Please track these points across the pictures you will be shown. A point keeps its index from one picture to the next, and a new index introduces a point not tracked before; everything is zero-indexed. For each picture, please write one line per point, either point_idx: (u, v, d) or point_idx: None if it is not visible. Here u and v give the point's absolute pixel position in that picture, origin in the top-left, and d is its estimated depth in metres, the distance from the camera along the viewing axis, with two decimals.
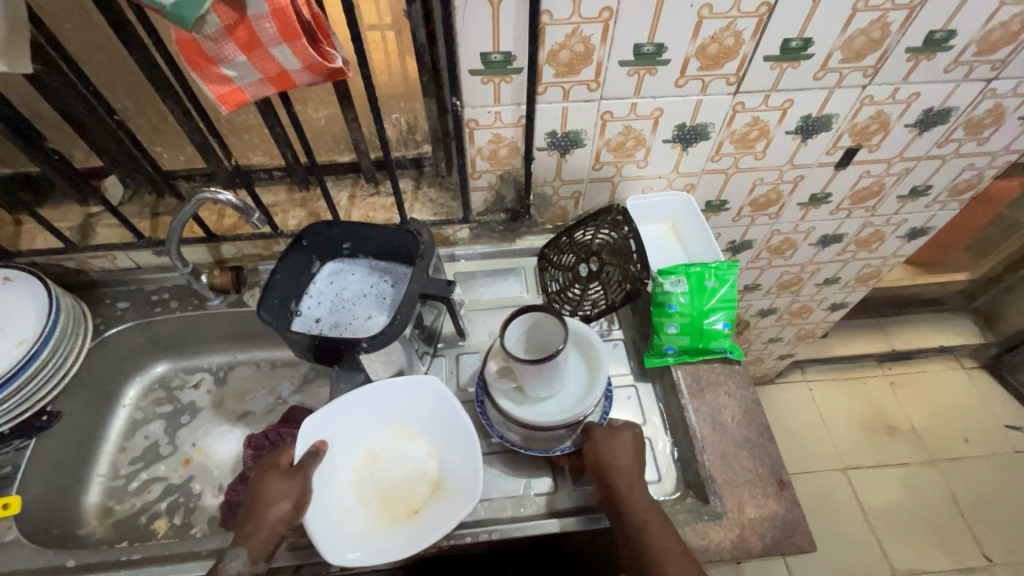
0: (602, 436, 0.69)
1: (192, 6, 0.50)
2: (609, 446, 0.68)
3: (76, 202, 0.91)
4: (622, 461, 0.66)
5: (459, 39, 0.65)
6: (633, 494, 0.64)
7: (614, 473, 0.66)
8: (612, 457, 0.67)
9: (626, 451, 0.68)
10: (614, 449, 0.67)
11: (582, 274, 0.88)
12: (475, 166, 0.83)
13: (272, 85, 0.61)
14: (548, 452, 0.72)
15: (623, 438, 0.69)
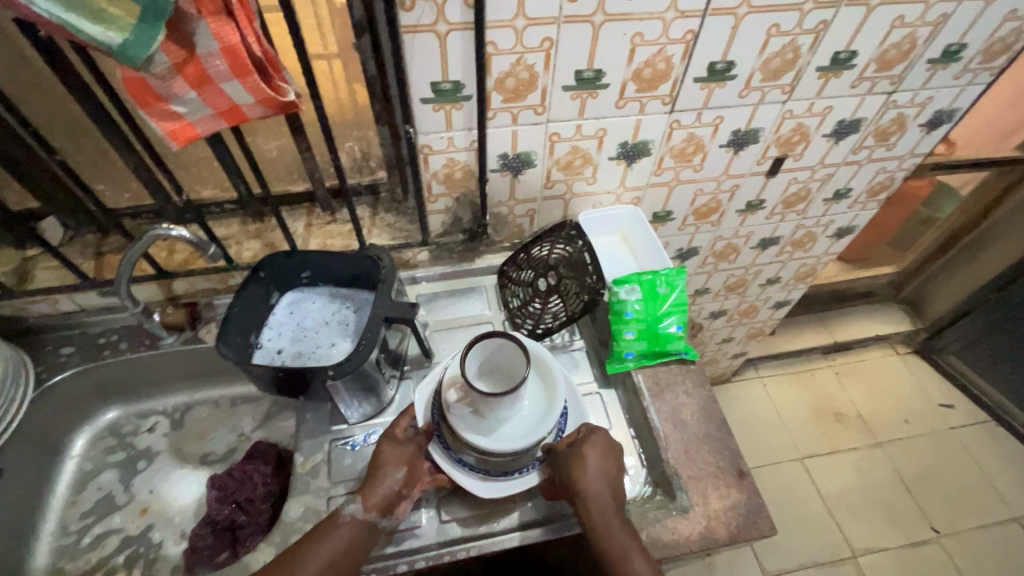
0: (573, 453, 0.68)
1: (140, 48, 0.50)
2: (582, 467, 0.67)
3: (11, 245, 0.87)
4: (595, 483, 0.66)
5: (409, 71, 0.67)
6: (603, 512, 0.66)
7: (585, 494, 0.66)
8: (585, 480, 0.66)
9: (598, 469, 0.68)
10: (587, 469, 0.67)
11: (541, 288, 0.91)
12: (431, 190, 0.85)
13: (223, 120, 0.62)
14: (510, 474, 0.71)
15: (595, 454, 0.68)
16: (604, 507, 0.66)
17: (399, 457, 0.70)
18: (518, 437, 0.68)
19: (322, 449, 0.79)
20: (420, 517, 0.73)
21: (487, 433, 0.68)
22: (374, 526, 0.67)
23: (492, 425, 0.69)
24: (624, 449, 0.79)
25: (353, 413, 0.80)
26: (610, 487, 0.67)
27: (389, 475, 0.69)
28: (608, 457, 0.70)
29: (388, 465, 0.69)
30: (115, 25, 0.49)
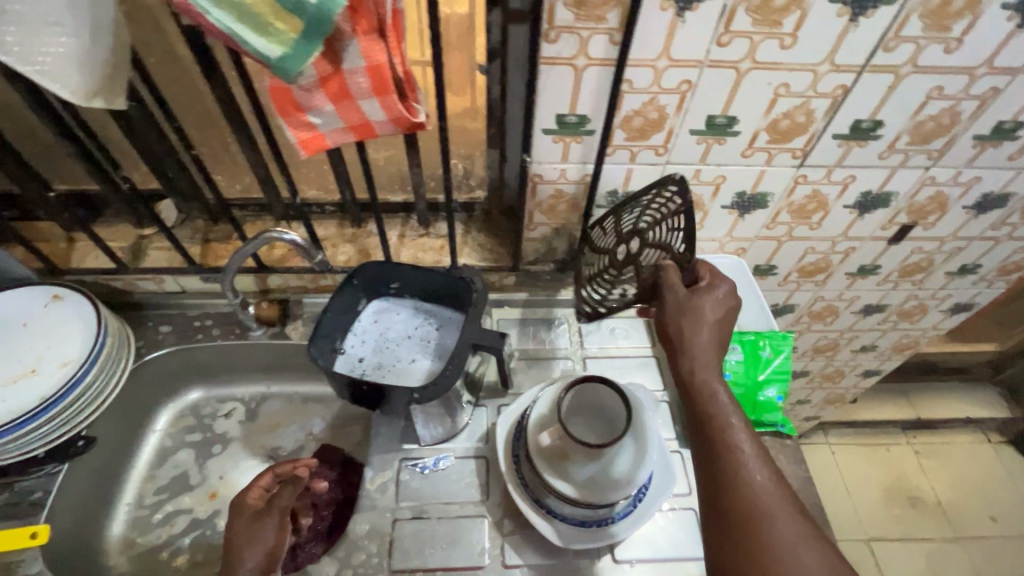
0: (688, 302, 0.67)
1: (296, 61, 0.51)
2: (689, 321, 0.67)
3: (130, 223, 0.92)
4: (705, 340, 0.66)
5: (539, 101, 0.65)
6: (708, 369, 0.64)
7: (694, 347, 0.65)
8: (693, 334, 0.66)
9: (707, 328, 0.66)
10: (696, 328, 0.66)
11: (618, 257, 0.78)
12: (532, 218, 0.83)
13: (353, 134, 0.62)
14: (585, 526, 0.69)
15: (713, 304, 0.68)
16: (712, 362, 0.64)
17: (258, 533, 0.66)
18: (604, 492, 0.66)
19: (391, 467, 0.78)
20: (482, 556, 0.71)
21: (572, 481, 0.67)
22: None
23: (578, 474, 0.67)
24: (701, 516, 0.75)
25: (425, 434, 0.79)
26: (718, 348, 0.66)
27: (243, 565, 0.63)
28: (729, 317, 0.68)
29: (246, 546, 0.64)
30: (276, 38, 0.50)
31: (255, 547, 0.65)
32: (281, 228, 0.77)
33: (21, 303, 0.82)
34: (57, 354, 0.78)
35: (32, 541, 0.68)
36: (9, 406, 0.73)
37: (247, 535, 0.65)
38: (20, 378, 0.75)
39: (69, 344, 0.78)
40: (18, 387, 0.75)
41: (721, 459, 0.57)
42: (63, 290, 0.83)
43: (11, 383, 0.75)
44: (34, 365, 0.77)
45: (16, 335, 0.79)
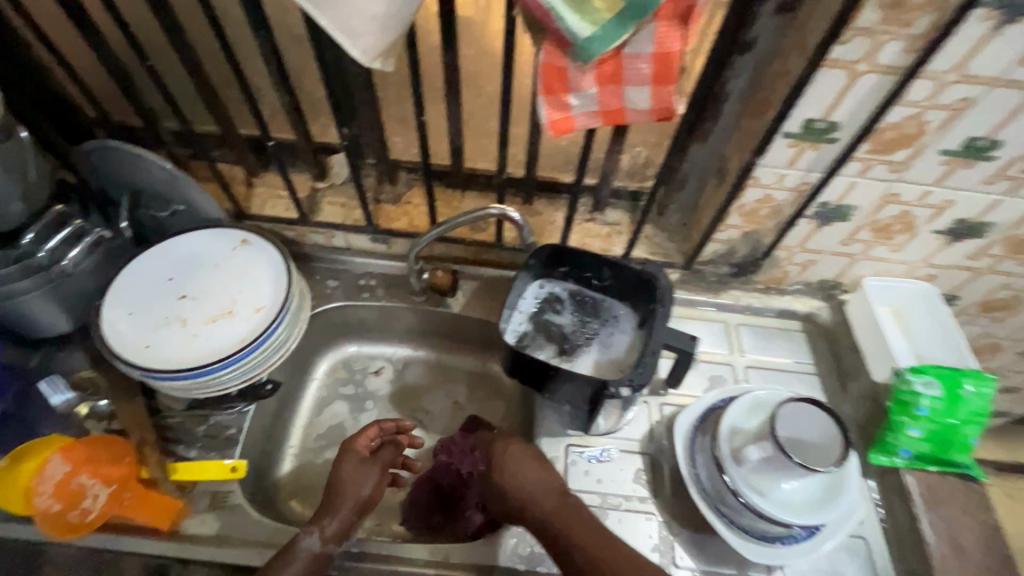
0: (501, 451, 0.72)
1: (602, 42, 0.49)
2: (513, 465, 0.70)
3: (307, 174, 0.93)
4: (518, 481, 0.69)
5: (796, 104, 0.62)
6: (545, 513, 0.66)
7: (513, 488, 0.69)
8: (519, 475, 0.70)
9: (532, 468, 0.70)
10: (526, 468, 0.70)
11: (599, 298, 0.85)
12: (727, 219, 0.80)
13: (602, 119, 0.59)
14: (770, 544, 0.68)
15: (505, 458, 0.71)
16: (542, 504, 0.66)
17: (362, 478, 0.71)
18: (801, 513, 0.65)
19: (558, 451, 0.79)
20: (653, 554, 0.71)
21: (768, 497, 0.66)
22: (331, 551, 0.65)
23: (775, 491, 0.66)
24: (874, 546, 0.73)
25: (596, 424, 0.78)
26: (534, 466, 0.70)
27: (343, 501, 0.68)
28: (535, 454, 0.72)
29: (352, 484, 0.69)
30: (591, 17, 0.48)
31: (355, 489, 0.69)
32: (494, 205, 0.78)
33: (211, 241, 0.82)
34: (251, 297, 0.79)
35: (230, 473, 0.71)
36: (212, 344, 0.75)
37: (352, 480, 0.70)
38: (219, 317, 0.77)
39: (260, 290, 0.79)
40: (217, 326, 0.76)
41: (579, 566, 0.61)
42: (251, 236, 0.83)
43: (212, 321, 0.76)
44: (231, 306, 0.78)
45: (210, 273, 0.80)
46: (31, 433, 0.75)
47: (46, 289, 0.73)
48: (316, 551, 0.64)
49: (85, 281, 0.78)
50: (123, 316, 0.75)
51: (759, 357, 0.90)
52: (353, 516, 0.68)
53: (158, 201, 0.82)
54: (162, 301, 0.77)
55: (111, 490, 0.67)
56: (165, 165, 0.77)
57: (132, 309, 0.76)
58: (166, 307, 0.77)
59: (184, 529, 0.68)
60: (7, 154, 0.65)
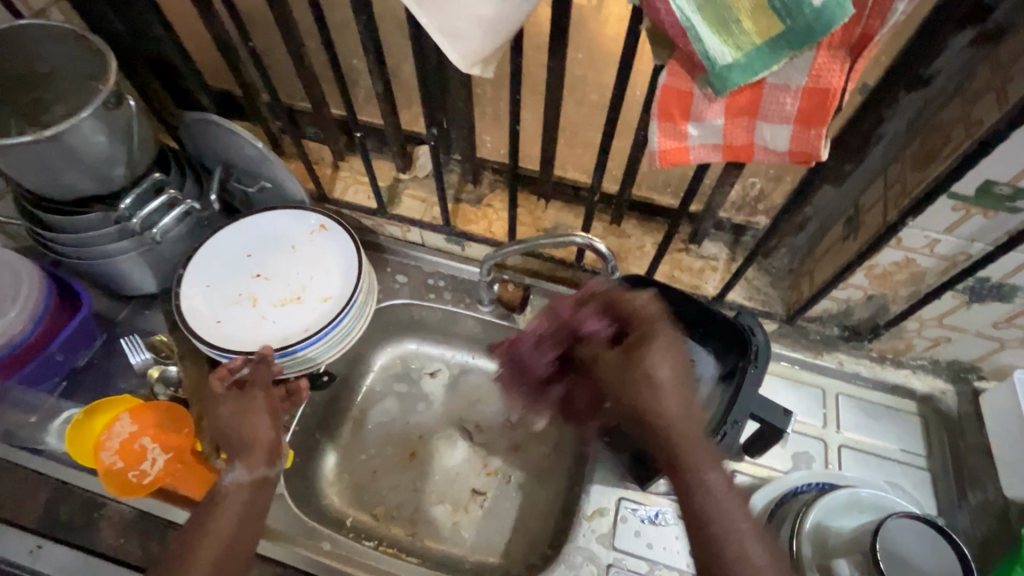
0: (642, 359, 0.60)
1: (745, 72, 0.40)
2: (653, 358, 0.60)
3: (392, 163, 0.90)
4: (672, 405, 0.58)
5: (977, 163, 0.50)
6: (666, 415, 0.58)
7: (656, 385, 0.59)
8: (661, 372, 0.59)
9: (671, 372, 0.59)
10: (660, 366, 0.59)
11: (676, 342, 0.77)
12: (850, 278, 0.68)
13: (723, 154, 0.50)
14: None
15: (657, 356, 0.61)
16: (680, 421, 0.58)
17: (251, 410, 0.65)
18: None
19: (609, 503, 0.72)
20: None
21: None
22: (267, 474, 0.63)
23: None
24: None
25: (658, 483, 0.70)
26: (681, 378, 0.60)
27: (260, 421, 0.65)
28: (683, 360, 0.61)
29: (246, 424, 0.64)
30: (735, 40, 0.39)
31: (253, 417, 0.65)
32: (580, 232, 0.72)
33: (290, 223, 0.82)
34: (320, 286, 0.78)
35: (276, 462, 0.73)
36: (277, 329, 0.75)
37: (242, 421, 0.64)
38: (286, 302, 0.77)
39: (330, 280, 0.78)
40: (284, 310, 0.76)
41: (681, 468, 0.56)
42: (328, 222, 0.81)
43: (279, 305, 0.76)
44: (300, 292, 0.77)
45: (285, 255, 0.80)
46: (109, 384, 0.79)
47: (138, 252, 0.76)
48: (261, 476, 0.63)
49: (173, 247, 0.80)
50: (201, 288, 0.77)
51: (858, 437, 0.77)
52: (273, 434, 0.65)
53: (248, 177, 0.83)
54: (238, 277, 0.78)
55: (169, 457, 0.69)
56: (256, 144, 0.77)
57: (209, 282, 0.77)
58: (240, 284, 0.78)
59: None
60: (115, 120, 0.67)
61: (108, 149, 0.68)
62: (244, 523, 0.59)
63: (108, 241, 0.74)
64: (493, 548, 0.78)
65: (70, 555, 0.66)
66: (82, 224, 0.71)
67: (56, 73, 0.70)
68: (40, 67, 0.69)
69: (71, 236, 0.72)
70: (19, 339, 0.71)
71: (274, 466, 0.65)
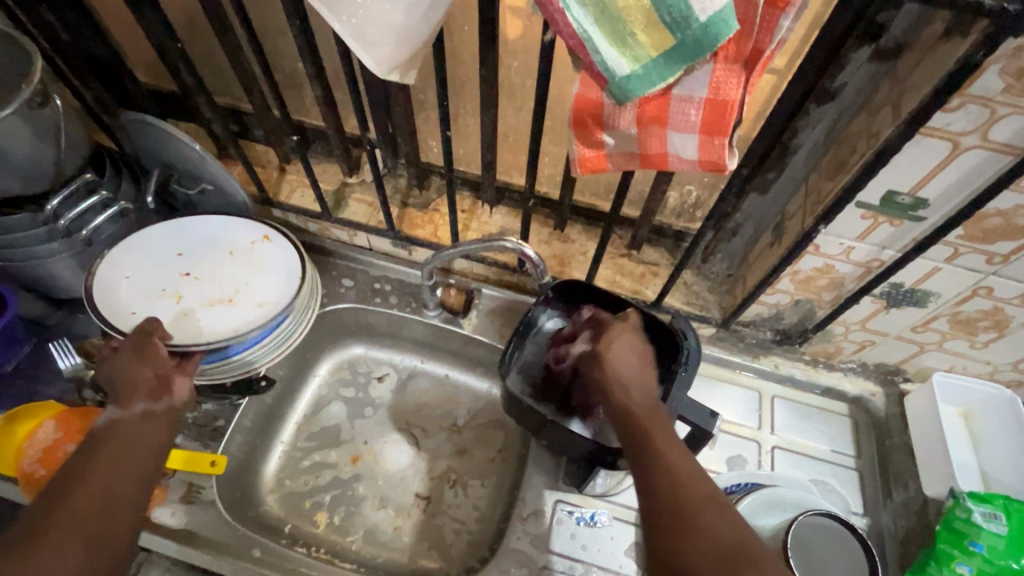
0: (604, 346, 0.64)
1: (644, 82, 0.42)
2: (608, 348, 0.64)
3: (339, 167, 0.90)
4: (628, 380, 0.60)
5: (878, 172, 0.52)
6: (632, 399, 0.58)
7: (615, 365, 0.62)
8: (623, 368, 0.61)
9: (631, 363, 0.62)
10: (626, 352, 0.63)
11: None
12: (777, 283, 0.70)
13: (640, 162, 0.51)
14: None
15: (620, 343, 0.64)
16: (637, 396, 0.59)
17: (136, 359, 0.63)
18: None
19: (546, 505, 0.73)
20: None
21: None
22: (155, 409, 0.62)
23: None
24: None
25: (593, 485, 0.71)
26: (642, 360, 0.63)
27: (141, 368, 0.63)
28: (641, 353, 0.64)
29: (127, 369, 0.62)
30: (633, 52, 0.40)
31: (137, 363, 0.63)
32: (515, 236, 0.72)
33: (230, 229, 0.81)
34: (255, 292, 0.76)
35: (208, 470, 0.71)
36: (202, 326, 0.72)
37: (122, 372, 0.62)
38: (214, 303, 0.74)
39: (264, 288, 0.76)
40: (213, 310, 0.73)
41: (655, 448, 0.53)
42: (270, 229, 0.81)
43: (207, 304, 0.74)
44: (233, 295, 0.75)
45: (220, 260, 0.78)
46: (38, 391, 0.76)
47: (69, 254, 0.74)
48: (146, 409, 0.61)
49: (107, 250, 0.79)
50: (122, 279, 0.74)
51: (791, 438, 0.80)
52: (154, 374, 0.63)
53: (188, 178, 0.82)
54: (164, 275, 0.76)
55: None
56: (194, 146, 0.76)
57: (130, 275, 0.75)
58: (164, 278, 0.75)
59: (155, 516, 0.69)
60: (41, 121, 0.66)
61: (33, 149, 0.66)
62: (118, 464, 0.56)
63: (36, 243, 0.72)
64: (434, 552, 0.78)
65: None
66: (7, 225, 0.69)
67: None
68: None
69: None
70: None
71: (159, 401, 0.62)
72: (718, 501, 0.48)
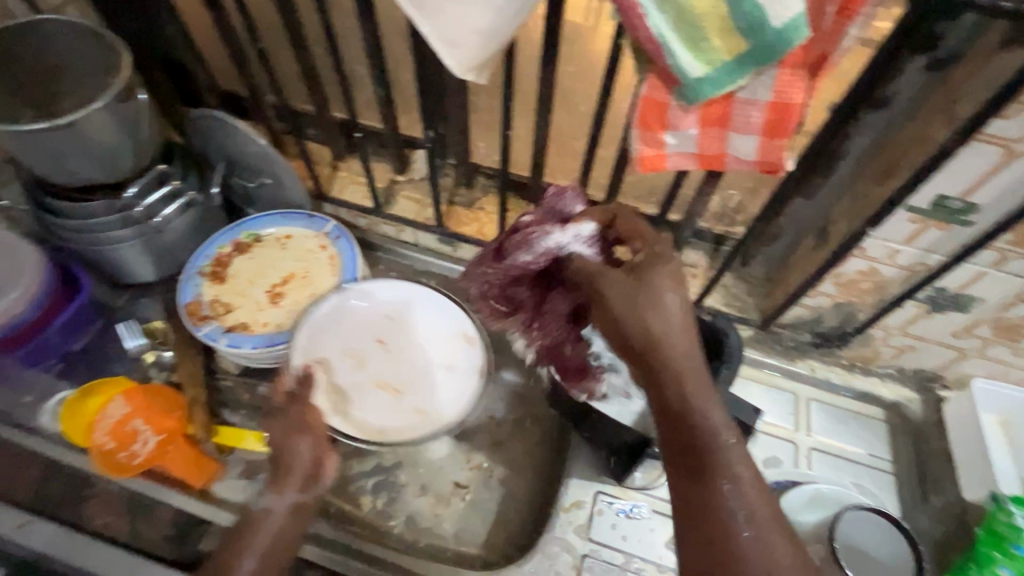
0: (607, 298, 0.56)
1: (715, 85, 0.44)
2: (622, 293, 0.55)
3: (388, 165, 0.94)
4: (680, 339, 0.53)
5: (931, 177, 0.55)
6: (680, 378, 0.52)
7: (667, 331, 0.53)
8: (655, 319, 0.53)
9: (678, 308, 0.54)
10: (665, 296, 0.54)
11: None
12: (820, 285, 0.72)
13: (698, 162, 0.54)
14: None
15: (672, 291, 0.54)
16: (682, 363, 0.52)
17: (292, 437, 0.63)
18: None
19: (586, 496, 0.75)
20: None
21: None
22: (303, 502, 0.62)
23: None
24: None
25: (633, 478, 0.73)
26: (690, 327, 0.54)
27: (297, 448, 0.63)
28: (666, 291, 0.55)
29: (287, 451, 0.63)
30: (706, 57, 0.43)
31: (288, 443, 0.63)
32: None
33: (287, 222, 0.85)
34: (417, 398, 0.74)
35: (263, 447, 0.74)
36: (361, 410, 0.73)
37: (288, 445, 0.63)
38: (397, 393, 0.74)
39: (326, 279, 0.82)
40: (378, 394, 0.74)
41: (682, 432, 0.50)
42: (325, 223, 0.85)
43: (427, 416, 0.73)
44: (400, 391, 0.74)
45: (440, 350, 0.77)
46: (105, 367, 0.81)
47: (139, 240, 0.78)
48: (297, 501, 0.61)
49: (173, 238, 0.82)
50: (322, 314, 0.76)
51: (827, 440, 0.81)
52: (313, 458, 0.63)
53: (249, 172, 0.86)
54: (362, 337, 0.77)
55: (159, 439, 0.70)
56: (259, 141, 0.80)
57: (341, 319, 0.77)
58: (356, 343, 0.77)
59: (215, 492, 0.73)
60: (126, 112, 0.70)
61: (117, 139, 0.70)
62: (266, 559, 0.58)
63: (111, 228, 0.76)
64: (473, 539, 0.80)
65: (55, 533, 0.66)
66: (87, 211, 0.74)
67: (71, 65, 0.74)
68: (57, 60, 0.73)
69: (74, 221, 0.74)
70: (20, 319, 0.73)
71: (311, 492, 0.62)
72: (769, 510, 0.47)
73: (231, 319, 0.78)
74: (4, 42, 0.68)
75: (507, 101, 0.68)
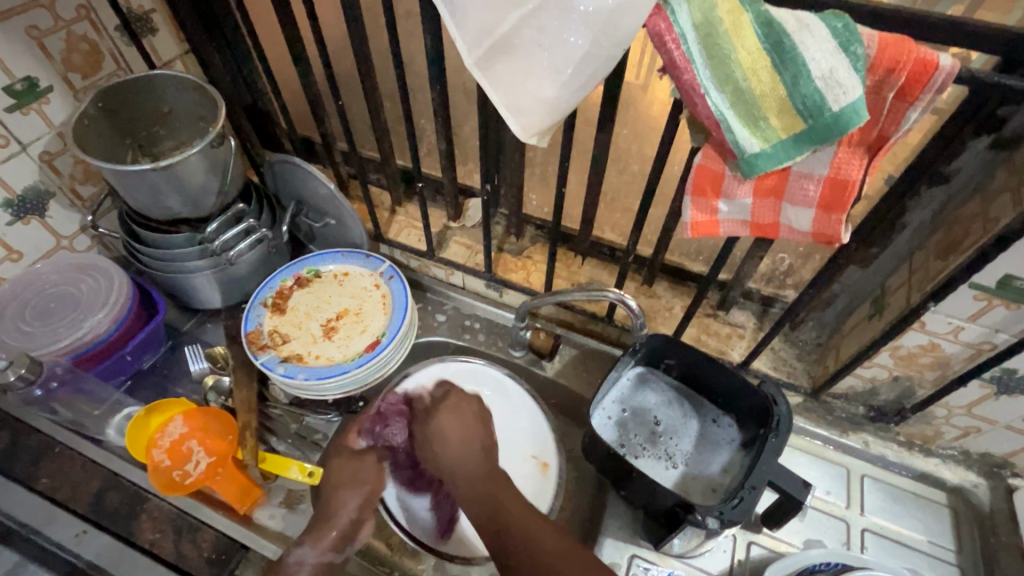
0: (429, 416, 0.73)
1: (770, 160, 0.46)
2: (445, 419, 0.71)
3: (443, 211, 0.98)
4: (449, 449, 0.68)
5: (998, 258, 0.53)
6: (463, 467, 0.66)
7: (439, 450, 0.69)
8: (446, 431, 0.70)
9: (454, 427, 0.70)
10: (445, 428, 0.70)
11: (702, 412, 0.79)
12: (875, 357, 0.70)
13: (751, 230, 0.55)
14: None
15: (445, 417, 0.72)
16: (464, 458, 0.66)
17: (348, 490, 0.71)
18: None
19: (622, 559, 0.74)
20: None
21: None
22: (334, 560, 0.67)
23: None
24: None
25: (672, 545, 0.71)
26: (475, 434, 0.70)
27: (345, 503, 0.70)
28: (459, 410, 0.72)
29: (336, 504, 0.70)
30: (763, 133, 0.45)
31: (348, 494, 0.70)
32: (613, 288, 0.75)
33: (344, 259, 0.90)
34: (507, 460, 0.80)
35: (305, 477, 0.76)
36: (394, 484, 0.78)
37: (335, 498, 0.70)
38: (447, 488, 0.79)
39: (376, 317, 0.85)
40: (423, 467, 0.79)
41: (500, 510, 0.60)
42: (378, 262, 0.90)
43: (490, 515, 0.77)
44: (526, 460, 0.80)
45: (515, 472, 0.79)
46: (169, 388, 0.87)
47: (212, 270, 0.85)
48: (330, 559, 0.67)
49: (243, 270, 0.88)
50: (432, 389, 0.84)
51: (883, 521, 0.76)
52: (351, 516, 0.69)
53: (316, 213, 0.93)
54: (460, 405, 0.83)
55: (211, 460, 0.75)
56: (328, 185, 0.85)
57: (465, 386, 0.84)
58: None
59: (256, 518, 0.75)
60: (217, 156, 0.77)
61: (205, 179, 0.77)
62: None
63: (188, 259, 0.83)
64: None
65: (109, 544, 0.69)
66: (171, 243, 0.81)
67: (172, 113, 0.83)
68: (162, 108, 0.82)
69: (158, 250, 0.81)
70: (102, 338, 0.79)
71: (343, 550, 0.68)
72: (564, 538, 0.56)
73: (287, 350, 0.82)
74: (119, 94, 0.77)
75: (565, 161, 0.71)
